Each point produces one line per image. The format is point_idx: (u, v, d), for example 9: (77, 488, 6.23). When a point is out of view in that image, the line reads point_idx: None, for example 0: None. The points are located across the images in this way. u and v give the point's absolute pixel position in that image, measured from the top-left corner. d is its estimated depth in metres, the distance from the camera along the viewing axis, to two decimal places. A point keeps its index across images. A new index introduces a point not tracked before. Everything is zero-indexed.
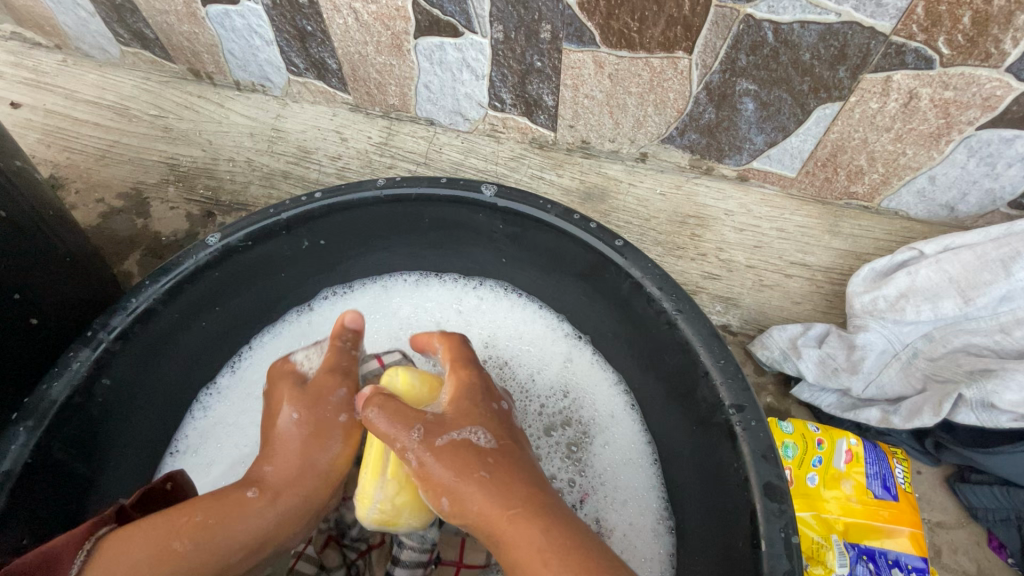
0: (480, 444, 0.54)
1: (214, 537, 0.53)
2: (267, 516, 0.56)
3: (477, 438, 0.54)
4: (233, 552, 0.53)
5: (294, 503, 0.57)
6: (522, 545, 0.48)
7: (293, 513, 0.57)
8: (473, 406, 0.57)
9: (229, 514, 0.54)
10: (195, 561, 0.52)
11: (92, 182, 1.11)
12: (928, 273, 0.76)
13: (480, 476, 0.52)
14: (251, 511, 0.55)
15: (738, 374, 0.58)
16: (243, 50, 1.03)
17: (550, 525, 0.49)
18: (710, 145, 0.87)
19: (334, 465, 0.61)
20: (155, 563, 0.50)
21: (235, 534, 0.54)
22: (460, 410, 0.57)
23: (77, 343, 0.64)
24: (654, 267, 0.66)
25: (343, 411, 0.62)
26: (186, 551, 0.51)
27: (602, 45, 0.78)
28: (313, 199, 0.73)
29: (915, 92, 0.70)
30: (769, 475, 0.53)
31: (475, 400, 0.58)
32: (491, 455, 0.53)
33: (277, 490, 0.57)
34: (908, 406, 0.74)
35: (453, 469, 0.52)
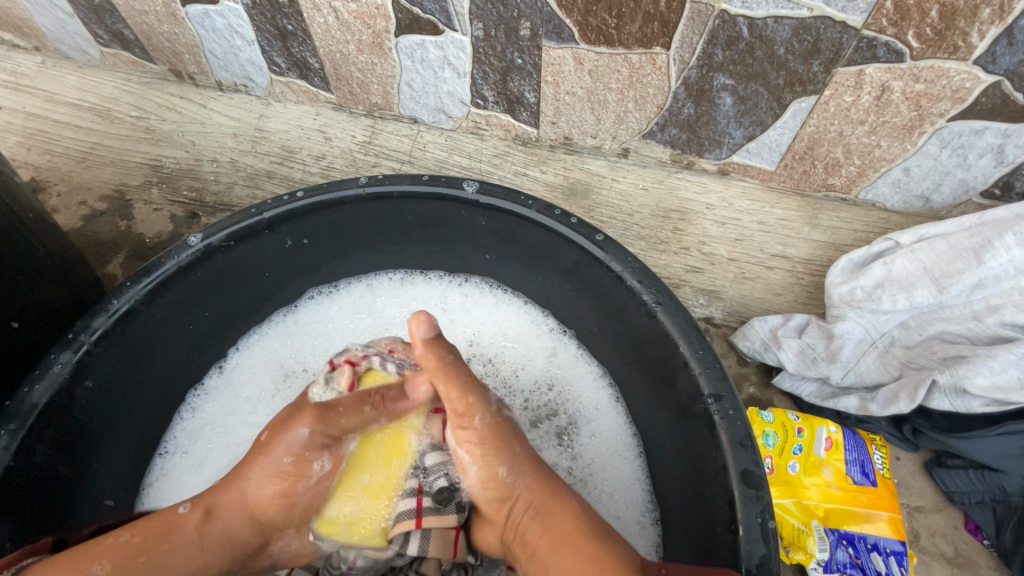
0: (521, 425, 0.65)
1: (136, 558, 0.56)
2: (191, 546, 0.58)
3: (516, 419, 0.65)
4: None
5: (222, 531, 0.60)
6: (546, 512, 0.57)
7: (212, 551, 0.59)
8: (512, 399, 0.69)
9: (158, 534, 0.58)
10: None
11: (74, 185, 1.12)
12: (903, 263, 0.77)
13: (531, 449, 0.62)
14: (180, 531, 0.58)
15: (717, 363, 0.59)
16: (224, 50, 1.03)
17: (579, 499, 0.59)
18: (691, 140, 0.88)
19: (270, 510, 0.61)
20: None
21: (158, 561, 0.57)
22: (502, 399, 0.67)
23: (58, 346, 0.63)
24: (634, 260, 0.67)
25: (292, 454, 0.60)
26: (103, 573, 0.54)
27: (581, 42, 0.79)
28: (295, 198, 0.74)
29: (887, 86, 0.71)
30: (746, 462, 0.54)
31: (503, 395, 0.67)
32: (530, 439, 0.64)
33: (208, 513, 0.60)
34: (885, 393, 0.75)
35: (522, 447, 0.62)
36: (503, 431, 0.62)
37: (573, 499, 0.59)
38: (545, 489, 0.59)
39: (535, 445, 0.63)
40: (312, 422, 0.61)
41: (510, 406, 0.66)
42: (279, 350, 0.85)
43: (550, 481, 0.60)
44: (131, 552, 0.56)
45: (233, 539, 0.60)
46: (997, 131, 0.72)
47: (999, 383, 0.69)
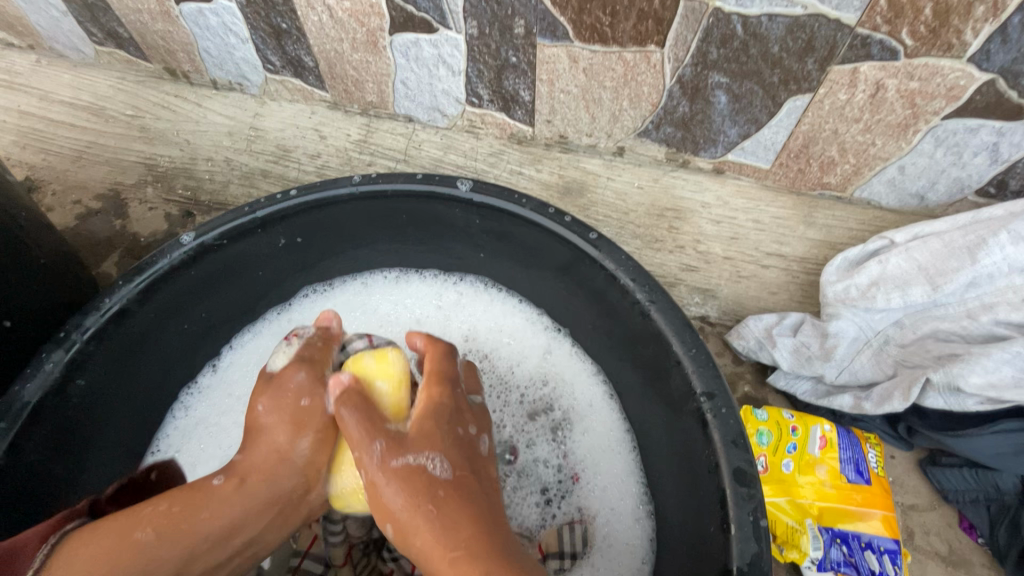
0: (435, 473, 0.56)
1: (178, 526, 0.55)
2: (232, 503, 0.58)
3: (431, 463, 0.56)
4: (197, 539, 0.56)
5: (259, 492, 0.59)
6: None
7: (257, 502, 0.59)
8: (437, 432, 0.59)
9: (193, 502, 0.57)
10: (161, 550, 0.54)
11: (69, 184, 1.12)
12: (898, 261, 0.77)
13: (433, 501, 0.54)
14: (215, 496, 0.58)
15: (710, 362, 0.59)
16: (219, 48, 1.02)
17: (478, 556, 0.50)
18: (686, 139, 0.88)
19: (296, 454, 0.62)
20: (117, 553, 0.53)
21: (202, 522, 0.56)
22: (416, 439, 0.58)
23: (50, 345, 0.63)
24: (628, 259, 0.67)
25: (306, 397, 0.64)
26: (150, 540, 0.54)
27: (575, 39, 0.79)
28: (288, 196, 0.73)
29: (882, 83, 0.71)
30: (738, 460, 0.54)
31: (421, 431, 0.59)
32: (444, 487, 0.55)
33: (242, 475, 0.60)
34: (879, 391, 0.75)
35: (423, 502, 0.54)
36: (403, 483, 0.55)
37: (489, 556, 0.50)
38: (448, 551, 0.51)
39: (448, 493, 0.55)
40: (305, 367, 0.66)
41: (426, 442, 0.58)
42: (271, 349, 0.84)
43: (449, 544, 0.51)
44: (169, 519, 0.55)
45: (270, 501, 0.60)
46: (992, 129, 0.72)
47: (993, 381, 0.69)
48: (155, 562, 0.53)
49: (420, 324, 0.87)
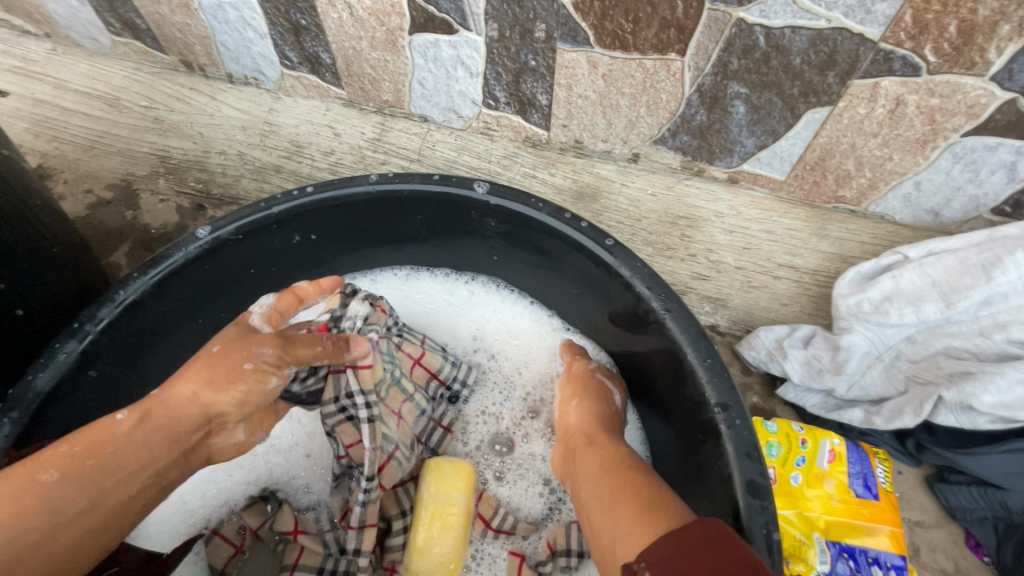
0: (569, 422, 0.67)
1: (85, 463, 0.51)
2: (139, 437, 0.54)
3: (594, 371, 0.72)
4: (106, 476, 0.52)
5: (164, 425, 0.56)
6: (591, 460, 0.59)
7: (161, 437, 0.55)
8: (582, 382, 0.70)
9: (98, 439, 0.53)
10: (64, 489, 0.50)
11: (81, 173, 1.13)
12: (911, 277, 0.77)
13: (573, 441, 0.64)
14: (119, 432, 0.54)
15: (724, 372, 0.59)
16: (237, 42, 1.02)
17: (637, 472, 0.55)
18: (702, 148, 0.88)
19: (220, 402, 0.58)
20: (19, 497, 0.49)
21: (108, 458, 0.52)
22: (565, 421, 0.68)
23: (64, 335, 0.63)
24: (644, 266, 0.67)
25: (248, 362, 0.59)
26: (54, 480, 0.50)
27: (596, 45, 0.79)
28: (304, 192, 0.73)
29: (902, 99, 0.71)
30: (751, 473, 0.54)
31: (580, 399, 0.68)
32: (576, 435, 0.65)
33: (144, 409, 0.55)
34: (890, 406, 0.75)
35: (577, 423, 0.66)
36: (574, 391, 0.69)
37: (643, 474, 0.54)
38: (604, 476, 0.56)
39: (596, 429, 0.64)
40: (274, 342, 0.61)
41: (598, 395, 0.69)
42: None
43: (611, 460, 0.58)
44: (76, 455, 0.52)
45: (176, 429, 0.57)
46: (1010, 148, 0.72)
47: (1005, 401, 0.68)
48: (60, 500, 0.50)
49: (428, 322, 0.87)
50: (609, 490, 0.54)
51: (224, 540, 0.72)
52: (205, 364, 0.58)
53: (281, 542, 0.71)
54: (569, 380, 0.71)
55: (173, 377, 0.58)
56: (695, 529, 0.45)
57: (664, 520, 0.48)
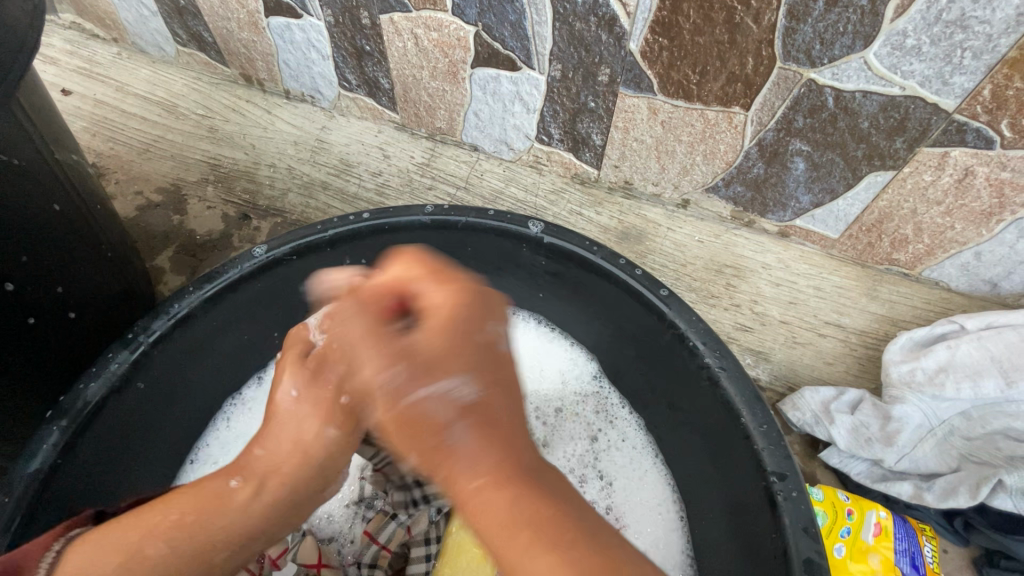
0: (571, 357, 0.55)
1: (196, 538, 0.47)
2: (253, 511, 0.49)
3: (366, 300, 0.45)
4: (216, 544, 0.48)
5: (282, 495, 0.50)
6: (475, 481, 0.37)
7: (280, 508, 0.50)
8: None
9: (207, 508, 0.48)
10: (175, 564, 0.46)
11: (133, 175, 1.14)
12: (968, 349, 0.75)
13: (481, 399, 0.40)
14: (231, 505, 0.49)
15: (781, 439, 0.58)
16: (298, 61, 1.04)
17: None
18: (755, 199, 0.88)
19: (328, 454, 0.51)
20: (127, 568, 0.45)
21: (218, 533, 0.48)
22: (387, 377, 0.40)
23: (118, 344, 0.64)
24: (698, 320, 0.66)
25: (312, 426, 0.50)
26: (161, 554, 0.46)
27: (659, 93, 0.79)
28: (361, 218, 0.74)
29: (971, 170, 0.70)
30: (808, 550, 0.53)
31: (389, 340, 0.42)
32: None
33: (256, 478, 0.50)
34: (943, 484, 0.73)
35: (372, 382, 0.41)
36: (363, 321, 0.44)
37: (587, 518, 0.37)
38: (515, 524, 0.35)
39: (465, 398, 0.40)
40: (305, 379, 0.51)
41: None
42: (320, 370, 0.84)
43: None
44: (186, 527, 0.48)
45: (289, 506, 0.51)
46: None
47: None
48: (171, 574, 0.46)
49: None
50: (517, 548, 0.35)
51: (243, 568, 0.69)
52: (304, 421, 0.50)
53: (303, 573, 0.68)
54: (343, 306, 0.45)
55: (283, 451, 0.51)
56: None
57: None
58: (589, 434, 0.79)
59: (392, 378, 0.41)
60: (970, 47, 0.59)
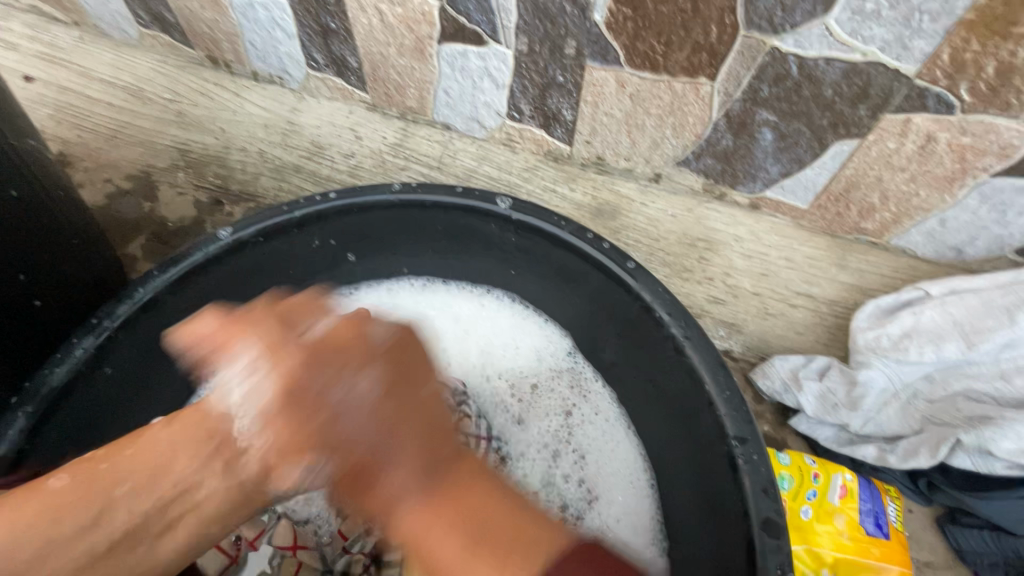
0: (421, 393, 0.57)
1: (95, 468, 0.51)
2: (162, 436, 0.54)
3: (297, 328, 0.58)
4: (117, 481, 0.51)
5: (186, 428, 0.55)
6: (398, 483, 0.49)
7: (183, 441, 0.54)
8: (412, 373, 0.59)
9: (120, 443, 0.54)
10: (71, 493, 0.49)
11: (101, 162, 1.16)
12: (932, 314, 0.75)
13: (393, 416, 0.52)
14: (144, 434, 0.54)
15: (743, 405, 0.59)
16: (263, 40, 1.01)
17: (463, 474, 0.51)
18: (726, 171, 0.87)
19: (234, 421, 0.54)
20: (22, 505, 0.48)
21: (125, 458, 0.52)
22: (300, 392, 0.52)
23: (81, 330, 0.63)
24: (665, 291, 0.66)
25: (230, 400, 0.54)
26: (61, 484, 0.50)
27: (625, 65, 0.78)
28: (327, 198, 0.73)
29: (933, 136, 0.70)
30: (768, 511, 0.55)
31: (305, 369, 0.53)
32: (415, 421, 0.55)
33: (172, 416, 0.56)
34: (905, 445, 0.75)
35: (271, 413, 0.52)
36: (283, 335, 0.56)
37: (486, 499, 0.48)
38: (426, 510, 0.48)
39: (373, 411, 0.52)
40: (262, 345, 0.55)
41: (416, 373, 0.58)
42: None
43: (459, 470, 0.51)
44: (104, 475, 0.51)
45: (212, 430, 0.54)
46: None
47: None
48: (67, 505, 0.48)
49: (437, 337, 0.85)
50: (432, 526, 0.47)
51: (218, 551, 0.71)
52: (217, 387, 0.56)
53: (279, 555, 0.73)
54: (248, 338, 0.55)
55: (203, 394, 0.57)
56: (616, 562, 0.44)
57: (508, 561, 0.44)
58: (563, 408, 0.80)
59: (309, 408, 0.52)
60: (928, 10, 0.59)
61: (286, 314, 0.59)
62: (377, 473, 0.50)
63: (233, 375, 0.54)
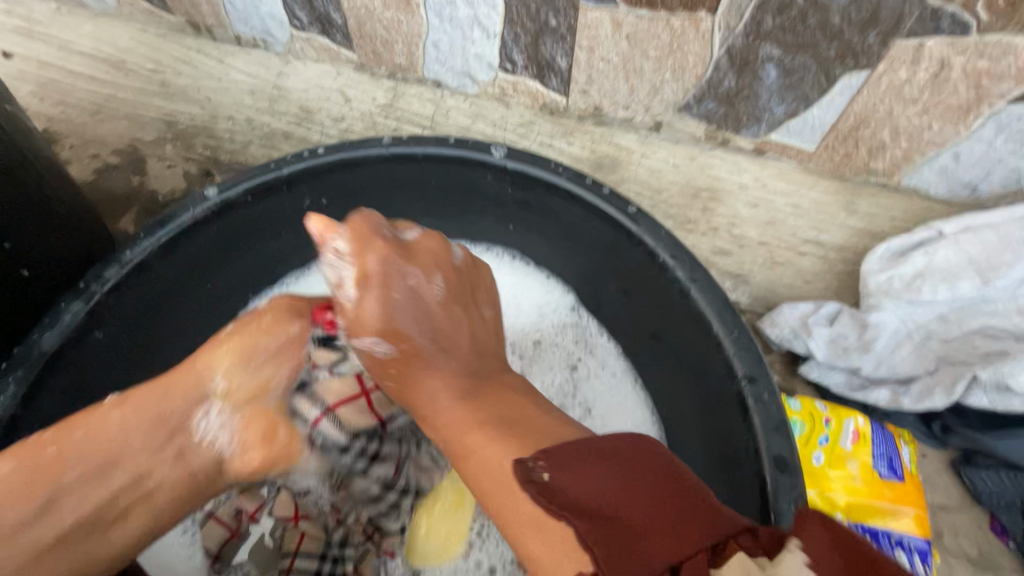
0: (432, 292, 0.57)
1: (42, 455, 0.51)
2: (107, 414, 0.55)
3: (379, 234, 0.57)
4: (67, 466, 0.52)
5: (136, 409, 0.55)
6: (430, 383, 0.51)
7: (135, 422, 0.55)
8: (439, 265, 0.59)
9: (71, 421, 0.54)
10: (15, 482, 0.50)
11: (87, 138, 1.09)
12: (946, 253, 0.74)
13: (449, 326, 0.56)
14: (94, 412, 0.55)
15: (752, 346, 0.57)
16: (245, 1, 0.98)
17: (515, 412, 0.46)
18: (728, 115, 0.84)
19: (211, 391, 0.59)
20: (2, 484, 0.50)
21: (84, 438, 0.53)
22: (377, 275, 0.54)
23: (70, 294, 0.62)
24: (668, 235, 0.64)
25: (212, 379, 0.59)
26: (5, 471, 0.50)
27: (621, 3, 0.75)
28: (317, 154, 0.70)
29: (947, 61, 0.67)
30: (779, 449, 0.53)
31: (386, 262, 0.55)
32: (392, 368, 0.53)
33: (126, 394, 0.56)
34: (919, 387, 0.74)
35: (362, 292, 0.54)
36: (381, 250, 0.55)
37: (521, 404, 0.47)
38: (469, 408, 0.48)
39: (436, 317, 0.55)
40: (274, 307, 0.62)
41: (431, 262, 0.58)
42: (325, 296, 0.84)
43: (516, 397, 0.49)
44: (106, 431, 0.54)
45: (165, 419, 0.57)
46: None
47: None
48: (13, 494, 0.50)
49: None
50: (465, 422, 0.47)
51: (218, 523, 0.72)
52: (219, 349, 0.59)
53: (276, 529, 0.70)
54: (352, 228, 0.55)
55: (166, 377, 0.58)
56: (638, 458, 0.38)
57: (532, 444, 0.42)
58: (567, 363, 0.79)
59: (380, 293, 0.54)
60: None
61: (379, 224, 0.57)
62: (414, 368, 0.52)
63: (336, 263, 0.54)
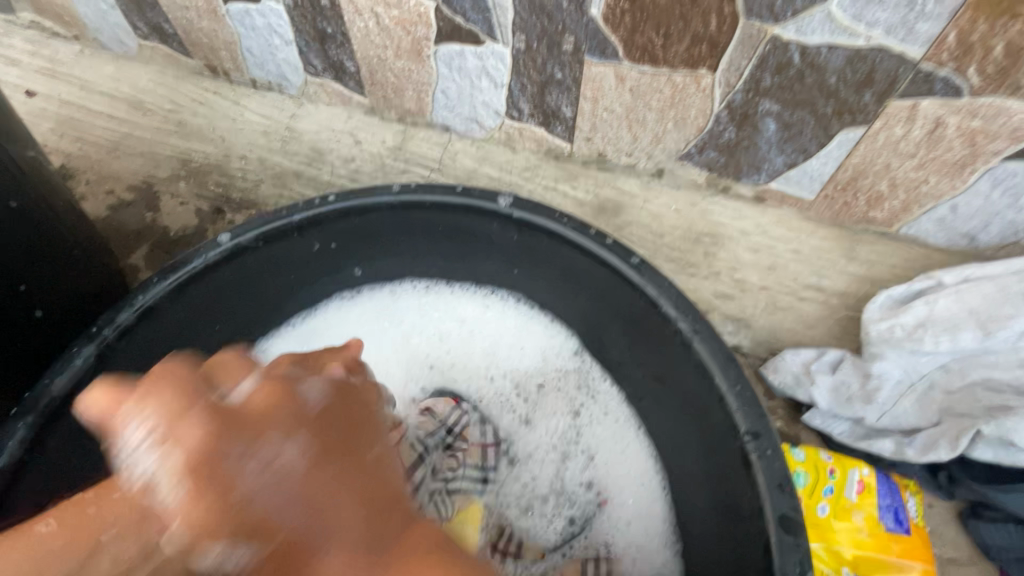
0: (291, 458, 0.37)
1: None
2: None
3: (220, 388, 0.40)
4: None
5: None
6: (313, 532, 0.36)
7: None
8: (293, 398, 0.40)
9: None
10: None
11: (103, 174, 1.12)
12: (947, 303, 0.74)
13: (311, 526, 0.36)
14: None
15: (755, 401, 0.58)
16: (262, 48, 1.02)
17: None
18: (729, 164, 0.86)
19: None
20: None
21: None
22: (202, 459, 0.35)
23: (82, 338, 0.63)
24: (671, 286, 0.65)
25: None
26: None
27: (624, 59, 0.77)
28: (326, 201, 0.72)
29: (941, 120, 0.69)
30: (784, 507, 0.53)
31: (298, 360, 0.46)
32: None
33: None
34: (924, 439, 0.74)
35: (185, 487, 0.35)
36: (186, 402, 0.38)
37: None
38: None
39: (305, 483, 0.37)
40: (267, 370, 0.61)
41: (296, 412, 0.39)
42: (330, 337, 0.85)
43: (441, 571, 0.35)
44: None
45: None
46: None
47: None
48: None
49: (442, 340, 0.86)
50: None
51: None
52: None
53: None
54: (149, 395, 0.38)
55: None
56: None
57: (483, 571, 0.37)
58: (571, 408, 0.79)
59: (220, 488, 0.35)
60: None
61: None
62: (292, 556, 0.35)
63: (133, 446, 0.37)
